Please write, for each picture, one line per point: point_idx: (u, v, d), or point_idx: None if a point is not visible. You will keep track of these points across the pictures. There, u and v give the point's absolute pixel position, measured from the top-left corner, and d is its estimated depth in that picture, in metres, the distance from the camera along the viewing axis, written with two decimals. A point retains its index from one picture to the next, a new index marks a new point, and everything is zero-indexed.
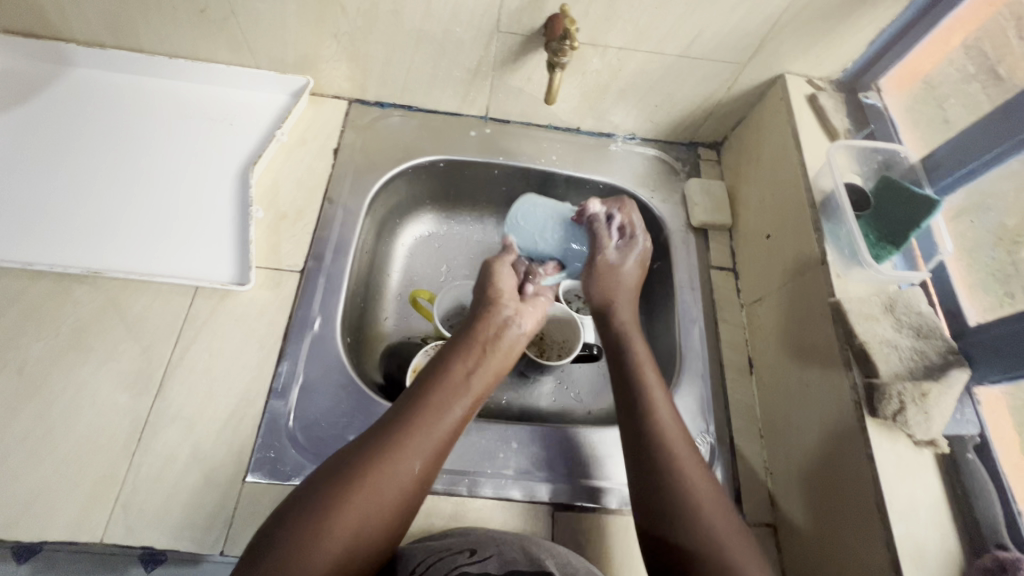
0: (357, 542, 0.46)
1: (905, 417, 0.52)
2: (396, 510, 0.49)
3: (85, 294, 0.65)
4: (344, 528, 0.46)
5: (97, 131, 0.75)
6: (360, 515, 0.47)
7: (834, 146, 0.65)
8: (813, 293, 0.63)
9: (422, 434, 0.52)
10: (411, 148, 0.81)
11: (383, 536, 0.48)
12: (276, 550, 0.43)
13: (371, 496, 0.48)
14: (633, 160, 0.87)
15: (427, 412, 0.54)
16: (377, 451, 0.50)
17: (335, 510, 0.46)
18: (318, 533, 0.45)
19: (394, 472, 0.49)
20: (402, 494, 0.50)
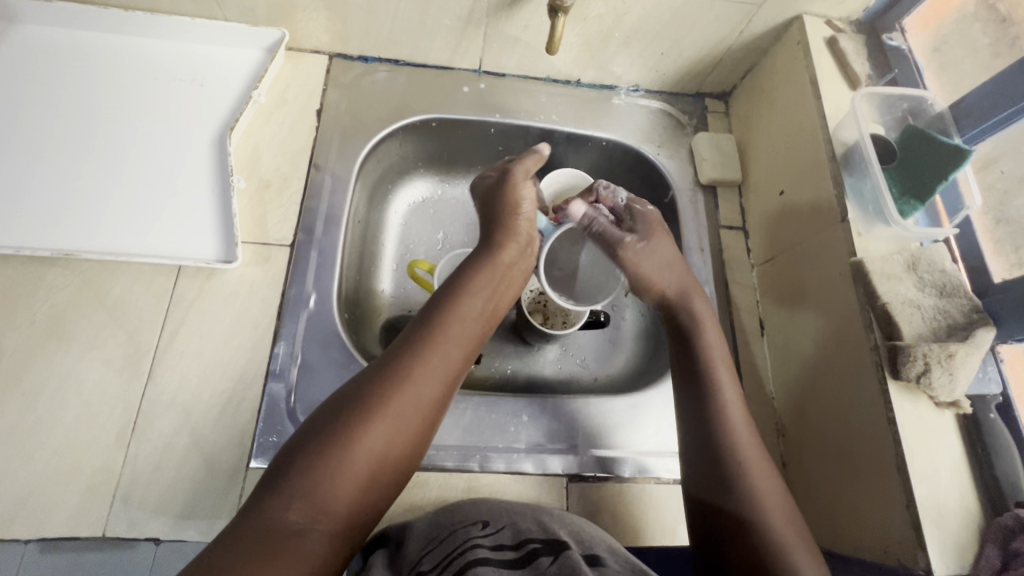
0: (377, 476, 0.45)
1: (929, 379, 0.50)
2: (415, 437, 0.47)
3: (59, 278, 0.60)
4: (363, 461, 0.44)
5: (55, 95, 0.68)
6: (379, 447, 0.45)
7: (858, 94, 0.60)
8: (832, 252, 0.60)
9: (437, 363, 0.50)
10: (401, 107, 0.75)
11: (399, 474, 0.47)
12: (292, 482, 0.42)
13: (388, 425, 0.46)
14: (637, 114, 0.82)
15: (439, 342, 0.51)
16: (389, 381, 0.47)
17: (353, 443, 0.44)
18: (336, 468, 0.43)
19: (411, 402, 0.47)
20: (419, 420, 0.48)
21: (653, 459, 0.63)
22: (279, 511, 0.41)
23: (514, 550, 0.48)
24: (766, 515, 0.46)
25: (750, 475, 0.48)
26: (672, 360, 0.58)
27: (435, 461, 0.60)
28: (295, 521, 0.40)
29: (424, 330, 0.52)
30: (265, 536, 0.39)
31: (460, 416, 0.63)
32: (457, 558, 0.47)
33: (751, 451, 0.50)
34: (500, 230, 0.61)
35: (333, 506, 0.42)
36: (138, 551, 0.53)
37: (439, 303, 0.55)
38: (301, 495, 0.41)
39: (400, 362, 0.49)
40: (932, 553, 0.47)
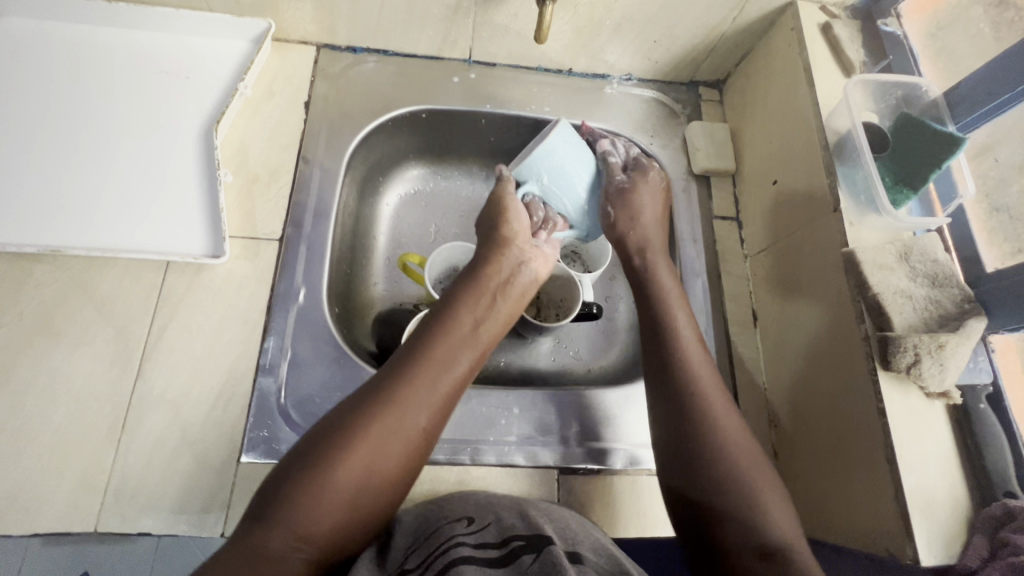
0: (361, 500, 0.45)
1: (919, 369, 0.50)
2: (404, 462, 0.47)
3: (47, 274, 0.60)
4: (342, 489, 0.44)
5: (39, 89, 0.67)
6: (361, 473, 0.45)
7: (851, 81, 0.59)
8: (824, 242, 0.59)
9: (425, 391, 0.50)
10: (389, 98, 0.75)
11: (385, 498, 0.47)
12: (276, 510, 0.42)
13: (372, 450, 0.46)
14: (630, 104, 0.81)
15: (428, 366, 0.51)
16: (373, 407, 0.48)
17: (336, 467, 0.44)
18: (319, 495, 0.43)
19: (392, 430, 0.47)
20: (409, 445, 0.48)
21: (644, 451, 0.63)
22: (259, 541, 0.41)
23: (497, 549, 0.47)
24: (756, 491, 0.48)
25: (723, 435, 0.51)
26: (652, 366, 0.57)
27: None
28: (277, 547, 0.41)
29: (410, 356, 0.52)
30: (245, 560, 0.40)
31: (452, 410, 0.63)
32: (439, 556, 0.45)
33: (752, 467, 0.50)
34: (491, 252, 0.62)
35: (314, 531, 0.43)
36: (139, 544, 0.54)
37: (431, 327, 0.55)
38: (285, 520, 0.42)
39: (386, 387, 0.49)
40: (919, 544, 0.47)
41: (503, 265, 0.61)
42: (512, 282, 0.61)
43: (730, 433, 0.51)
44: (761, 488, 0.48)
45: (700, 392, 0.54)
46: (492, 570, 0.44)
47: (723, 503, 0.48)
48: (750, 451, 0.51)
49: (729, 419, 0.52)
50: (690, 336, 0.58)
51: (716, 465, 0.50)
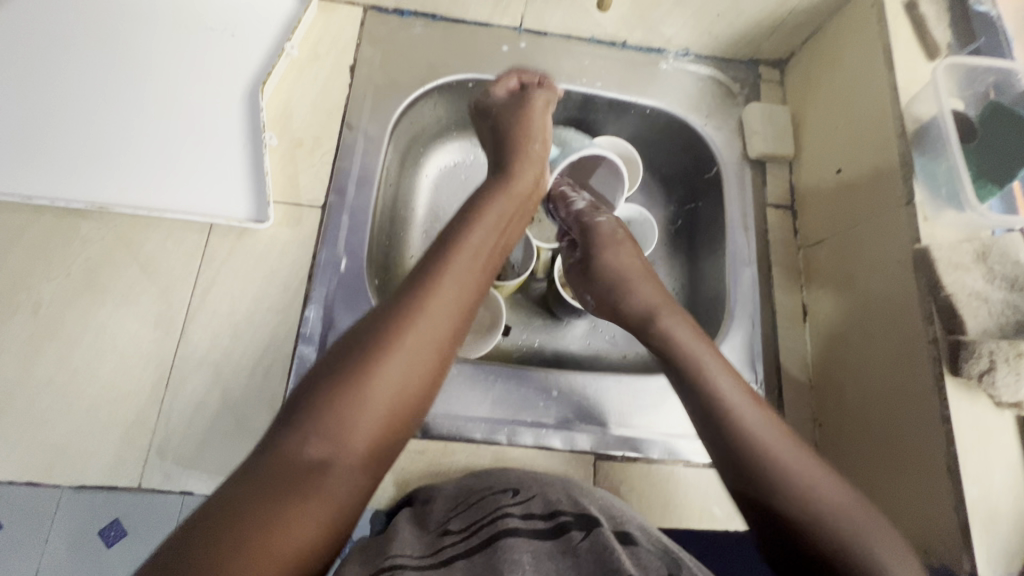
0: (399, 404, 0.43)
1: (993, 378, 0.47)
2: (435, 364, 0.45)
3: (93, 231, 0.60)
4: (377, 399, 0.42)
5: (85, 40, 0.66)
6: (395, 384, 0.43)
7: (940, 64, 0.55)
8: (892, 237, 0.56)
9: (452, 293, 0.46)
10: (436, 65, 0.72)
11: (418, 403, 0.44)
12: (307, 417, 0.41)
13: (403, 355, 0.43)
14: (685, 80, 0.77)
15: (456, 268, 0.47)
16: (402, 311, 0.44)
17: (370, 379, 0.42)
18: (354, 407, 0.41)
19: (426, 336, 0.44)
20: (441, 346, 0.45)
21: (683, 442, 0.62)
22: (297, 444, 0.40)
23: (545, 520, 0.46)
24: (781, 471, 0.44)
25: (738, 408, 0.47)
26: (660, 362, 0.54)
27: (463, 431, 0.60)
28: (314, 457, 0.40)
29: (438, 263, 0.48)
30: (277, 474, 0.39)
31: (491, 389, 0.62)
32: (486, 525, 0.45)
33: (784, 451, 0.45)
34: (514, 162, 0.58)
35: (353, 443, 0.41)
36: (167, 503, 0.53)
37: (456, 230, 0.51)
38: (320, 431, 0.40)
39: (413, 295, 0.45)
40: (979, 556, 0.45)
41: (528, 172, 0.58)
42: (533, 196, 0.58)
43: (754, 423, 0.46)
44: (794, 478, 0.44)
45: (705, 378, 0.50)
46: (540, 542, 0.44)
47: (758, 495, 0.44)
48: (780, 433, 0.46)
49: (754, 414, 0.47)
50: (671, 311, 0.56)
51: (745, 455, 0.45)
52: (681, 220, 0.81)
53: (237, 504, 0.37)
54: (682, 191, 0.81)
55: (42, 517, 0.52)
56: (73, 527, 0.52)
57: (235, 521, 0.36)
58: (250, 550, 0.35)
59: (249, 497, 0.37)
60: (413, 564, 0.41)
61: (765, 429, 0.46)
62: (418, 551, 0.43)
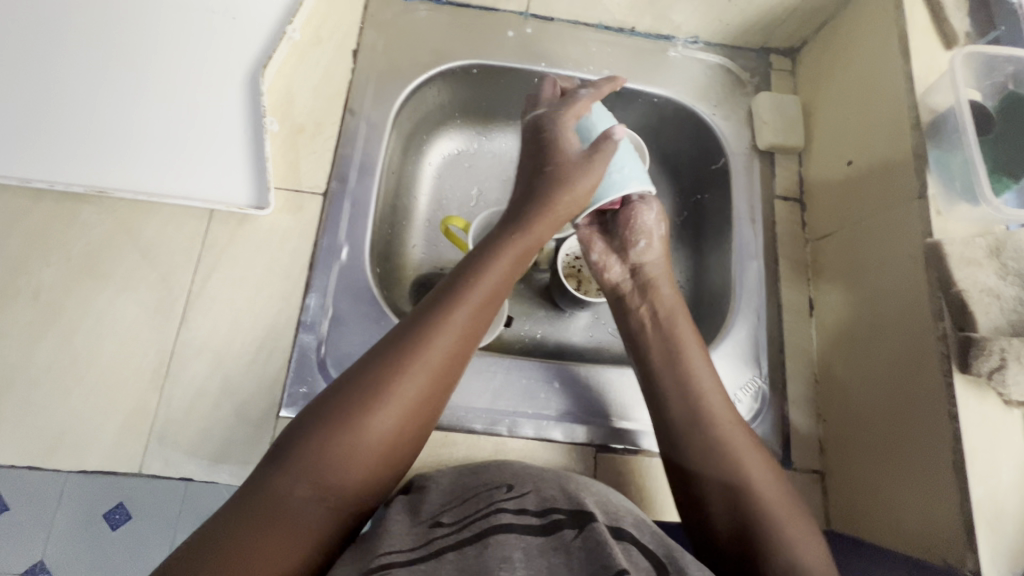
0: (390, 451, 0.44)
1: (1004, 376, 0.46)
2: (428, 413, 0.46)
3: (93, 215, 0.59)
4: (369, 445, 0.43)
5: (84, 21, 0.65)
6: (387, 429, 0.43)
7: (958, 53, 0.53)
8: (903, 231, 0.55)
9: (453, 345, 0.47)
10: (440, 50, 0.71)
11: (408, 449, 0.46)
12: (299, 459, 0.41)
13: (401, 404, 0.44)
14: (694, 69, 0.75)
15: (461, 321, 0.47)
16: (405, 361, 0.45)
17: (363, 425, 0.42)
18: (345, 451, 0.42)
19: (423, 390, 0.45)
20: (436, 397, 0.46)
21: None
22: (287, 485, 0.40)
23: (538, 517, 0.46)
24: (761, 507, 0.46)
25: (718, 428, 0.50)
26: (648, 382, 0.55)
27: (463, 422, 0.60)
28: (300, 495, 0.40)
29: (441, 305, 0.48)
30: (265, 511, 0.39)
31: (493, 380, 0.62)
32: (478, 521, 0.46)
33: (772, 496, 0.47)
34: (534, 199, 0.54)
35: (339, 486, 0.42)
36: (170, 484, 0.53)
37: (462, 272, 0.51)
38: (308, 470, 0.41)
39: (414, 340, 0.46)
40: (982, 555, 0.45)
41: (552, 209, 0.54)
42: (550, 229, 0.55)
43: (748, 466, 0.48)
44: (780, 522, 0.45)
45: (707, 414, 0.51)
46: (531, 538, 0.44)
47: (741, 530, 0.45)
48: (772, 481, 0.48)
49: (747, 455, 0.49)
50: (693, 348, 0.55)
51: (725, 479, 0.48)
52: (687, 212, 0.79)
53: (217, 539, 0.36)
54: (688, 182, 0.79)
55: (46, 500, 0.52)
56: (79, 509, 0.52)
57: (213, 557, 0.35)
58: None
59: (234, 530, 0.37)
60: (404, 556, 0.41)
61: (755, 469, 0.48)
62: (410, 542, 0.43)
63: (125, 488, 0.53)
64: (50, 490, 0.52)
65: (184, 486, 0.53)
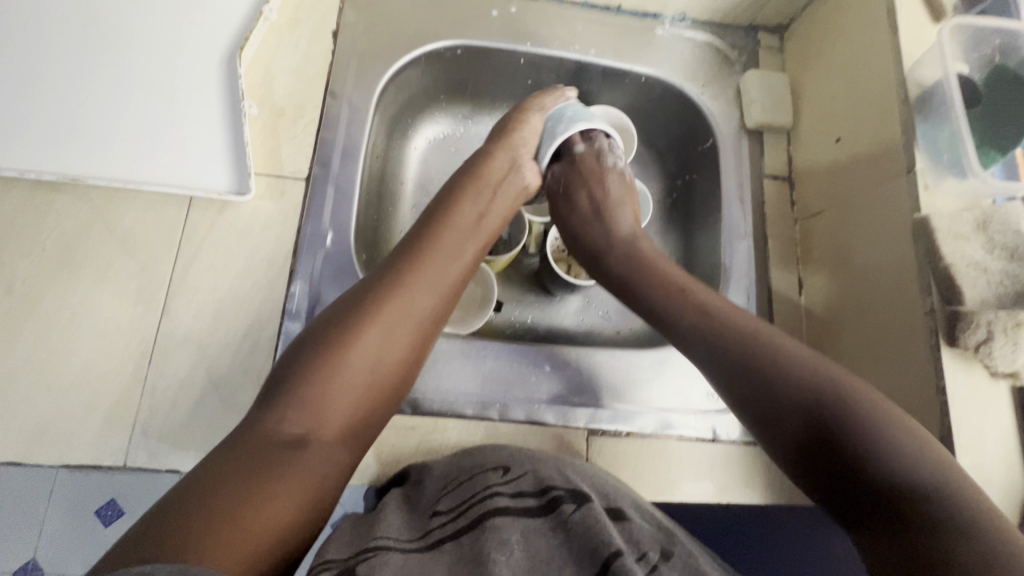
0: (378, 377, 0.45)
1: (990, 348, 0.47)
2: (414, 338, 0.47)
3: (67, 204, 0.58)
4: (355, 375, 0.44)
5: (51, 3, 0.63)
6: (368, 362, 0.44)
7: (946, 25, 0.52)
8: (891, 207, 0.55)
9: (430, 275, 0.49)
10: (423, 30, 0.69)
11: (398, 376, 0.46)
12: (288, 395, 0.42)
13: (383, 330, 0.45)
14: (682, 47, 0.74)
15: (434, 252, 0.51)
16: (382, 290, 0.47)
17: (344, 359, 0.43)
18: (327, 383, 0.43)
19: (404, 312, 0.47)
20: (422, 323, 0.48)
21: (676, 416, 0.62)
22: (279, 418, 0.41)
23: (535, 498, 0.46)
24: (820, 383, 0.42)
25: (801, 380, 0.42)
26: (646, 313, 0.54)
27: (455, 408, 0.59)
28: (290, 430, 0.41)
29: (410, 251, 0.50)
30: (258, 446, 0.40)
31: (482, 365, 0.61)
32: (474, 506, 0.45)
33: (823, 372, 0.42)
34: (493, 147, 0.61)
35: (329, 416, 0.42)
36: (164, 477, 0.52)
37: (427, 224, 0.53)
38: (298, 406, 0.42)
39: (385, 283, 0.47)
40: None
41: (503, 156, 0.60)
42: (509, 177, 0.60)
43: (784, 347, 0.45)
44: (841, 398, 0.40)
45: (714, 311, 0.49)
46: (530, 520, 0.44)
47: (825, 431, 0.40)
48: (805, 351, 0.44)
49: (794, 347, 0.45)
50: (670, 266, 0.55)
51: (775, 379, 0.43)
52: (676, 193, 0.79)
53: (216, 478, 0.37)
54: (677, 163, 0.79)
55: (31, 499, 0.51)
56: (69, 506, 0.51)
57: (211, 497, 0.35)
58: (228, 522, 0.34)
59: (228, 472, 0.38)
60: (398, 546, 0.42)
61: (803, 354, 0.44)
62: (408, 536, 0.44)
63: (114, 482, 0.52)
64: (35, 489, 0.51)
65: (177, 481, 0.52)
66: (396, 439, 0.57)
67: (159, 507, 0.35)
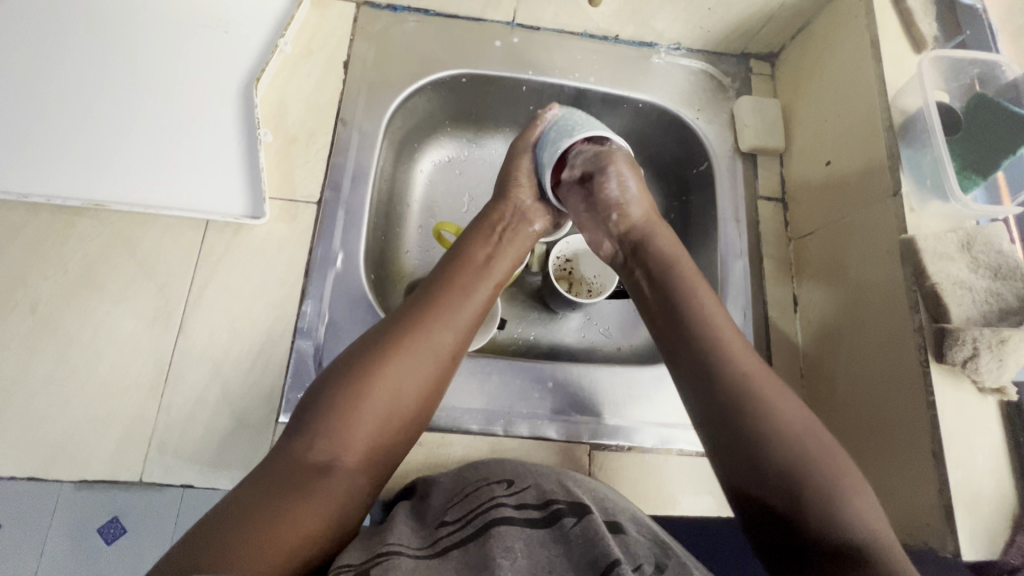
0: (401, 411, 0.47)
1: (976, 364, 0.49)
2: (436, 374, 0.49)
3: (89, 228, 0.60)
4: (379, 407, 0.46)
5: (77, 38, 0.66)
6: (394, 394, 0.47)
7: (926, 57, 0.56)
8: (879, 228, 0.57)
9: (451, 313, 0.52)
10: (430, 60, 0.72)
11: (418, 409, 0.48)
12: (316, 425, 0.44)
13: (407, 365, 0.48)
14: (677, 75, 0.78)
15: (455, 291, 0.53)
16: (407, 326, 0.49)
17: (371, 391, 0.46)
18: (352, 414, 0.45)
19: (427, 348, 0.49)
20: (443, 359, 0.50)
21: (676, 431, 0.63)
22: (307, 447, 0.43)
23: (538, 510, 0.48)
24: (781, 428, 0.43)
25: (777, 422, 0.43)
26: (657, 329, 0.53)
27: (460, 423, 0.61)
28: (317, 459, 0.43)
29: (435, 291, 0.53)
30: (289, 474, 0.42)
31: (487, 381, 0.63)
32: (480, 515, 0.47)
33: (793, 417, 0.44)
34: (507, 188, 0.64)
35: (353, 447, 0.44)
36: (167, 494, 0.56)
37: (448, 263, 0.56)
38: (324, 435, 0.44)
39: (408, 321, 0.50)
40: (962, 537, 0.47)
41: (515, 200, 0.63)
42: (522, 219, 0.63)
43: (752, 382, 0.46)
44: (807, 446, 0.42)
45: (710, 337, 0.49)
46: (532, 531, 0.45)
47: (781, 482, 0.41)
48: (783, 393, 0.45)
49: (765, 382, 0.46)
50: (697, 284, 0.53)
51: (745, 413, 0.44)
52: (674, 213, 0.81)
53: (244, 505, 0.39)
54: (674, 184, 0.81)
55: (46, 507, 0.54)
56: (77, 516, 0.54)
57: (238, 524, 0.38)
58: (253, 545, 0.37)
59: (260, 498, 0.40)
60: (410, 552, 0.43)
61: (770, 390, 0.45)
62: (417, 543, 0.45)
63: (125, 496, 0.55)
64: (50, 500, 0.54)
65: (180, 500, 0.56)
66: (403, 454, 0.59)
67: (197, 529, 0.38)
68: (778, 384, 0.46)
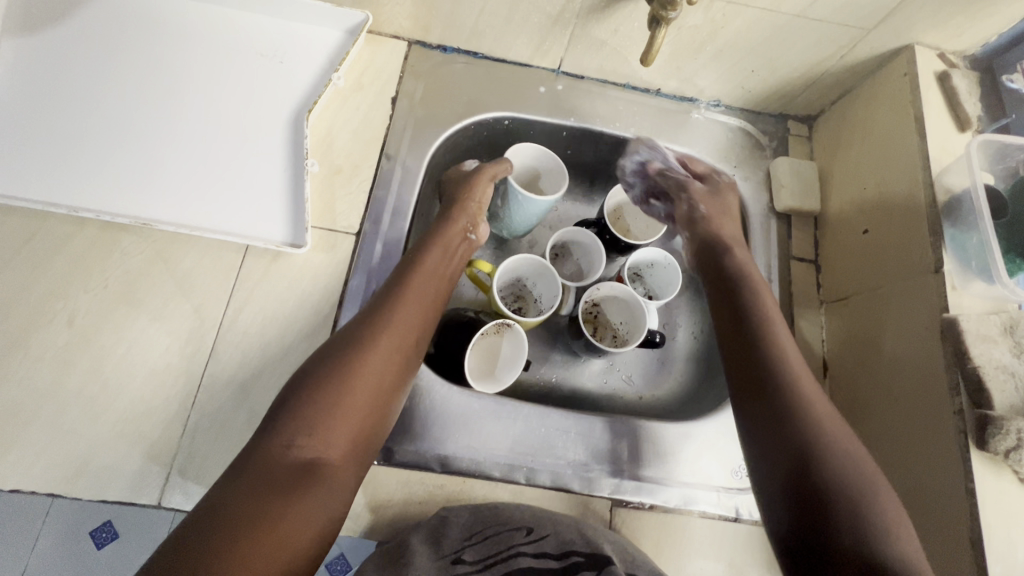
0: (372, 408, 0.49)
1: (1020, 456, 0.47)
2: (399, 369, 0.52)
3: (133, 244, 0.61)
4: (352, 402, 0.48)
5: (138, 59, 0.68)
6: (369, 389, 0.49)
7: (974, 139, 0.56)
8: (920, 303, 0.57)
9: (407, 312, 0.54)
10: (475, 102, 0.74)
11: (385, 408, 0.51)
12: (288, 421, 0.45)
13: (373, 364, 0.50)
14: (716, 131, 0.79)
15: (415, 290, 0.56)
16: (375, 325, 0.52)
17: (345, 391, 0.48)
18: (327, 417, 0.46)
19: (394, 342, 0.52)
20: (404, 356, 0.53)
21: (701, 491, 0.62)
22: (286, 442, 0.44)
23: (557, 561, 0.52)
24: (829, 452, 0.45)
25: (838, 445, 0.46)
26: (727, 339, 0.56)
27: (480, 468, 0.60)
28: (299, 457, 0.44)
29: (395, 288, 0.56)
30: (270, 471, 0.43)
31: (510, 426, 0.62)
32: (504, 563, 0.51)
33: (853, 453, 0.46)
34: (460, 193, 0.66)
35: (328, 445, 0.46)
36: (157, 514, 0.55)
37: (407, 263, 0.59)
38: (305, 431, 0.45)
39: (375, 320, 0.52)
40: None
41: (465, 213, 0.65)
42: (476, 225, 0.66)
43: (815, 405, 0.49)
44: (869, 484, 0.44)
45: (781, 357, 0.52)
46: None
47: (834, 509, 0.43)
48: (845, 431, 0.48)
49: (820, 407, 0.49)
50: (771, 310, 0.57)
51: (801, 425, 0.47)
52: None
53: (232, 510, 0.40)
54: None
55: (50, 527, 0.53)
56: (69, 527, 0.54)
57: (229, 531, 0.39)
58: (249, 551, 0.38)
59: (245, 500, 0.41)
60: None
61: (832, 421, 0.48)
62: None
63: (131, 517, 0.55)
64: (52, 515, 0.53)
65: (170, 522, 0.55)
66: (423, 495, 0.58)
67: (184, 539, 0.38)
68: (837, 422, 0.48)
